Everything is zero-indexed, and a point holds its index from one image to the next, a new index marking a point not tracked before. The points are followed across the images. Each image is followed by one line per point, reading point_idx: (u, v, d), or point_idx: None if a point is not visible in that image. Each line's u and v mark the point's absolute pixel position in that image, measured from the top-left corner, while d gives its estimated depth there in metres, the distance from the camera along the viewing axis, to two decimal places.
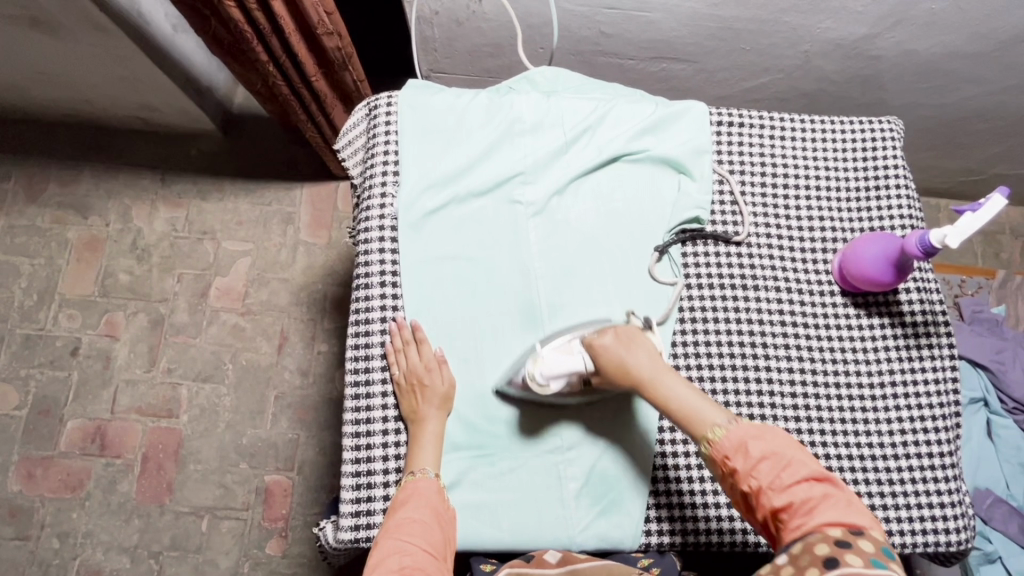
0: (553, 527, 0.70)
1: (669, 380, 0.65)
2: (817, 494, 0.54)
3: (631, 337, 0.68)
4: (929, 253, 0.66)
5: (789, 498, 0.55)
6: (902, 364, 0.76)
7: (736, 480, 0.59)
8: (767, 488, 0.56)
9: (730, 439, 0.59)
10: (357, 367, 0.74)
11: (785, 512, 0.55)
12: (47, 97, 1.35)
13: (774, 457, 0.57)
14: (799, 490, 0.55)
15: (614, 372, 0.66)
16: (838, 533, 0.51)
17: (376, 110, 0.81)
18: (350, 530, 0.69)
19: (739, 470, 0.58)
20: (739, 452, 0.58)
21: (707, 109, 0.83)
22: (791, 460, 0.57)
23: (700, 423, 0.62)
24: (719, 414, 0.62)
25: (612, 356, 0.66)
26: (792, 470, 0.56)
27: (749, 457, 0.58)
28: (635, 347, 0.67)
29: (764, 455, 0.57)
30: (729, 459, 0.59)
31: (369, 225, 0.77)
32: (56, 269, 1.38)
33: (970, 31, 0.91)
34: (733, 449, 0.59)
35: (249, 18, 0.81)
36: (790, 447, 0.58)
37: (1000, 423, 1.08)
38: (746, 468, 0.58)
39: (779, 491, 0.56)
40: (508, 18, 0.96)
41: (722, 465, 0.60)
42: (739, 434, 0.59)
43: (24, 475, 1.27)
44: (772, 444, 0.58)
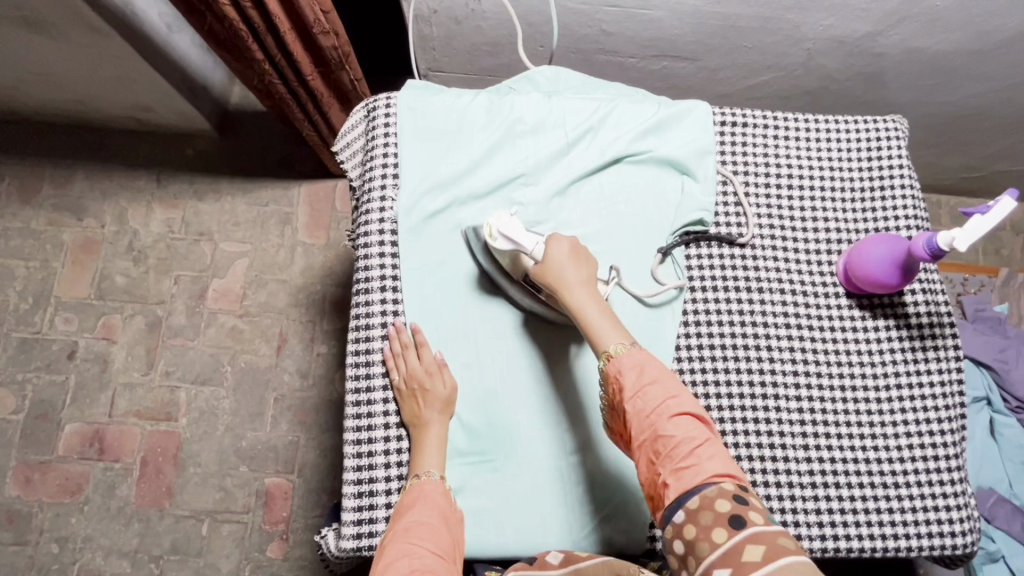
0: (557, 532, 0.69)
1: (595, 297, 0.66)
2: (701, 432, 0.58)
3: (582, 254, 0.69)
4: (936, 255, 0.65)
5: (674, 432, 0.58)
6: (907, 365, 0.75)
7: (620, 400, 0.61)
8: (651, 413, 0.59)
9: (629, 358, 0.62)
10: (358, 374, 0.73)
11: (672, 448, 0.57)
12: (40, 97, 1.33)
13: (664, 391, 0.60)
14: (685, 425, 0.58)
15: (549, 266, 0.67)
16: (730, 485, 0.55)
17: (374, 112, 0.80)
18: (351, 539, 0.68)
19: (625, 392, 0.61)
20: (630, 373, 0.61)
21: (711, 109, 0.82)
22: (676, 393, 0.60)
23: (600, 338, 0.64)
24: (624, 340, 0.64)
25: (557, 253, 0.68)
26: (678, 404, 0.59)
27: (640, 379, 0.61)
28: (581, 263, 0.68)
29: (653, 381, 0.60)
30: (621, 375, 0.62)
31: (369, 229, 0.76)
32: (51, 271, 1.36)
33: (975, 28, 0.90)
34: (627, 367, 0.61)
35: (244, 16, 0.79)
36: (674, 381, 0.61)
37: (1003, 422, 1.07)
38: (633, 389, 0.60)
39: (664, 420, 0.58)
40: (508, 16, 0.95)
41: (612, 380, 0.62)
42: (637, 358, 0.62)
43: (22, 480, 1.26)
44: (664, 379, 0.61)
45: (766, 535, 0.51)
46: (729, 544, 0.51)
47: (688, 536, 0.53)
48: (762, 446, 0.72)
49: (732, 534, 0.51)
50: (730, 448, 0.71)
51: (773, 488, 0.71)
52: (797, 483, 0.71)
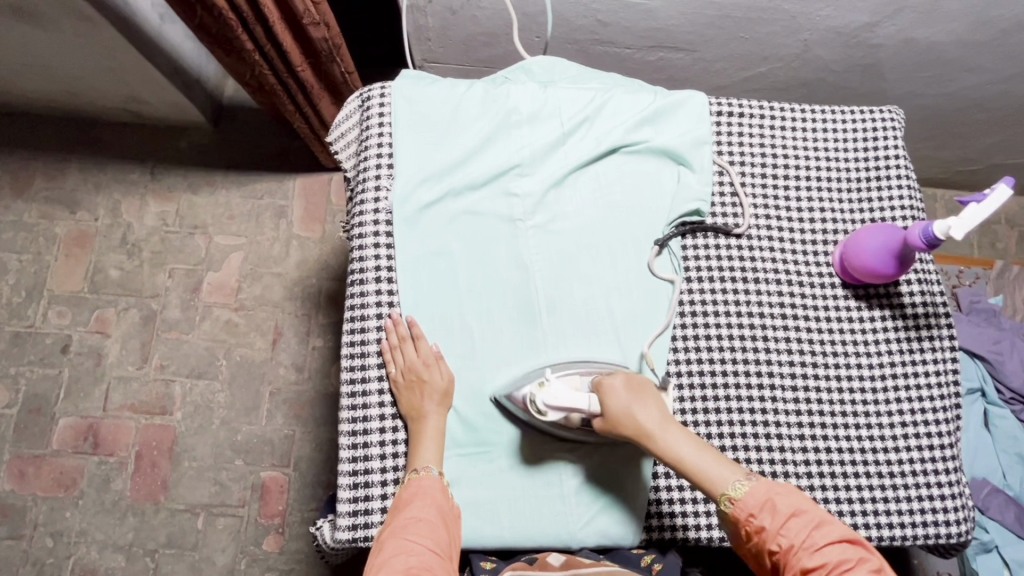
0: (553, 524, 0.69)
1: (680, 432, 0.63)
2: (855, 556, 0.54)
3: (642, 386, 0.65)
4: (932, 244, 0.65)
5: (823, 560, 0.54)
6: (903, 356, 0.75)
7: (761, 539, 0.58)
8: (799, 548, 0.55)
9: (754, 497, 0.58)
10: (353, 365, 0.72)
11: (819, 573, 0.54)
12: (32, 89, 1.32)
13: (803, 516, 0.57)
14: (834, 551, 0.54)
15: (618, 422, 0.63)
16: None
17: (369, 101, 0.79)
18: (347, 530, 0.68)
19: (765, 529, 0.57)
20: (763, 511, 0.58)
21: (707, 99, 0.82)
22: (821, 519, 0.56)
23: (714, 483, 0.60)
24: (734, 473, 0.60)
25: (618, 411, 0.63)
26: (825, 529, 0.56)
27: (777, 514, 0.57)
28: (645, 399, 0.64)
29: (791, 512, 0.57)
30: (754, 517, 0.58)
31: (364, 220, 0.75)
32: (44, 265, 1.35)
33: (971, 18, 0.90)
34: (758, 506, 0.58)
35: (232, 5, 0.78)
36: (815, 506, 0.58)
37: (998, 414, 1.08)
38: (775, 528, 0.57)
39: (811, 552, 0.55)
40: (504, 6, 0.94)
41: (746, 524, 0.58)
42: (757, 495, 0.58)
43: (15, 474, 1.25)
44: (801, 503, 0.57)
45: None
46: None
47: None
48: (757, 436, 0.72)
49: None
50: (726, 439, 0.72)
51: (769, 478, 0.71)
52: (793, 474, 0.71)
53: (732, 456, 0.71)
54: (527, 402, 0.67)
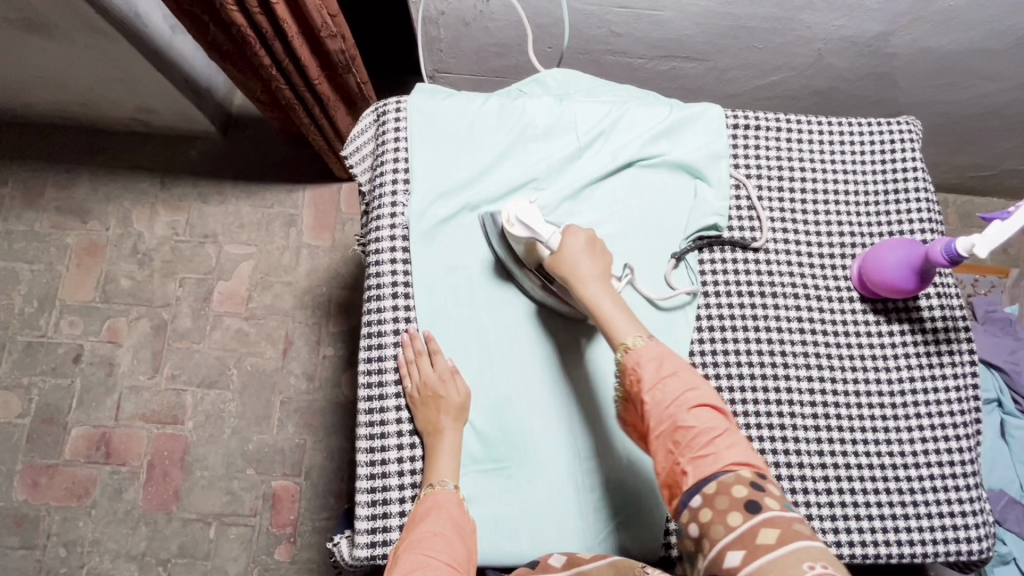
0: (572, 540, 0.68)
1: (610, 290, 0.66)
2: (724, 425, 0.58)
3: (598, 247, 0.68)
4: (954, 261, 0.65)
5: (693, 422, 0.57)
6: (923, 371, 0.75)
7: (638, 391, 0.61)
8: (671, 406, 0.59)
9: (647, 351, 0.62)
10: (370, 382, 0.72)
11: (687, 433, 0.57)
12: (43, 100, 1.32)
13: (681, 378, 0.60)
14: (705, 416, 0.58)
15: (566, 258, 0.67)
16: (749, 474, 0.55)
17: (384, 115, 0.79)
18: (365, 548, 0.68)
19: (643, 386, 0.61)
20: (648, 366, 0.61)
21: (724, 111, 0.81)
22: (696, 385, 0.60)
23: (617, 331, 0.64)
24: (640, 333, 0.64)
25: (570, 247, 0.67)
26: (698, 394, 0.59)
27: (659, 371, 0.61)
28: (596, 256, 0.67)
29: (672, 372, 0.60)
30: (639, 368, 0.62)
31: (380, 236, 0.75)
32: (56, 274, 1.36)
33: (988, 28, 0.90)
34: (645, 360, 0.61)
35: (252, 22, 0.78)
36: (691, 373, 0.61)
37: (1015, 424, 1.06)
38: (652, 381, 0.60)
39: (682, 411, 0.58)
40: (518, 18, 0.94)
41: (630, 372, 0.62)
42: (652, 351, 0.62)
43: (29, 484, 1.26)
44: (681, 368, 0.61)
45: (783, 520, 0.51)
46: (745, 527, 0.51)
47: (703, 520, 0.53)
48: (776, 451, 0.71)
49: (746, 517, 0.51)
50: None
51: (788, 495, 0.70)
52: (813, 490, 0.71)
53: None
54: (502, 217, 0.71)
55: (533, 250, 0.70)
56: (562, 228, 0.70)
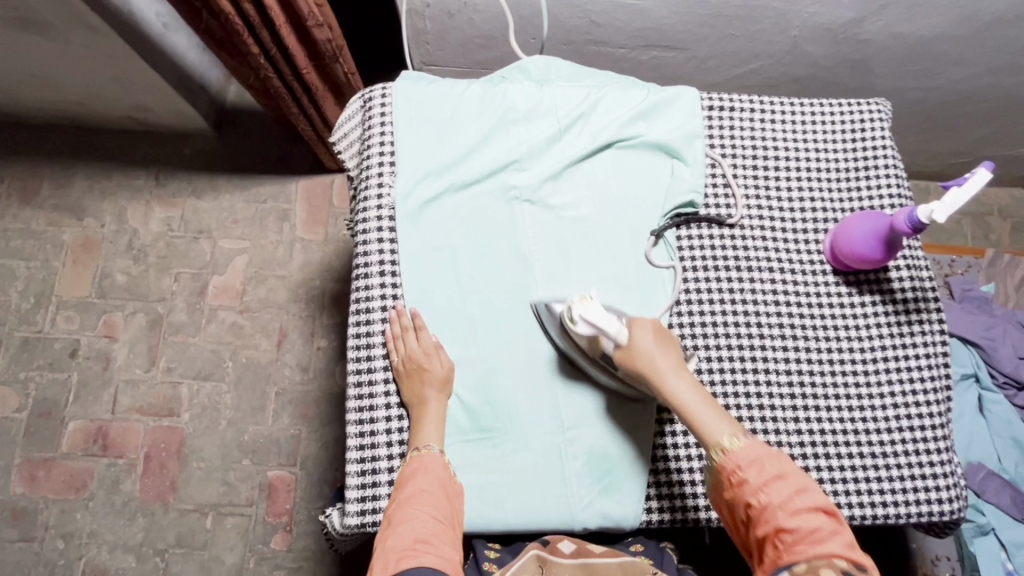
0: (556, 508, 0.70)
1: (693, 382, 0.65)
2: (832, 526, 0.55)
3: (669, 338, 0.68)
4: (916, 229, 0.68)
5: (799, 522, 0.55)
6: (894, 341, 0.77)
7: (741, 491, 0.59)
8: (777, 507, 0.57)
9: (746, 452, 0.60)
10: (359, 357, 0.75)
11: (790, 531, 0.55)
12: (39, 98, 1.35)
13: (787, 479, 0.58)
14: (813, 517, 0.55)
15: (637, 352, 0.66)
16: (845, 565, 0.52)
17: (370, 102, 0.82)
18: (355, 516, 0.70)
19: (747, 487, 0.59)
20: (749, 468, 0.59)
21: (699, 93, 0.84)
22: (806, 486, 0.57)
23: (710, 431, 0.62)
24: (734, 429, 0.62)
25: (635, 344, 0.66)
26: (806, 495, 0.57)
27: (763, 473, 0.59)
28: (670, 347, 0.67)
29: (777, 474, 0.58)
30: (739, 470, 0.60)
31: (367, 217, 0.77)
32: (52, 271, 1.38)
33: (956, 12, 0.93)
34: (747, 461, 0.59)
35: (240, 11, 0.81)
36: (800, 474, 0.59)
37: (992, 399, 1.09)
38: (757, 484, 0.58)
39: (788, 512, 0.56)
40: (500, 9, 0.97)
41: (731, 474, 0.60)
42: (750, 452, 0.60)
43: (26, 477, 1.27)
44: (788, 468, 0.59)
45: None
46: None
47: None
48: (752, 417, 0.74)
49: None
50: None
51: None
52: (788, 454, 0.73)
53: None
54: (563, 313, 0.69)
55: (596, 343, 0.69)
56: (624, 319, 0.69)
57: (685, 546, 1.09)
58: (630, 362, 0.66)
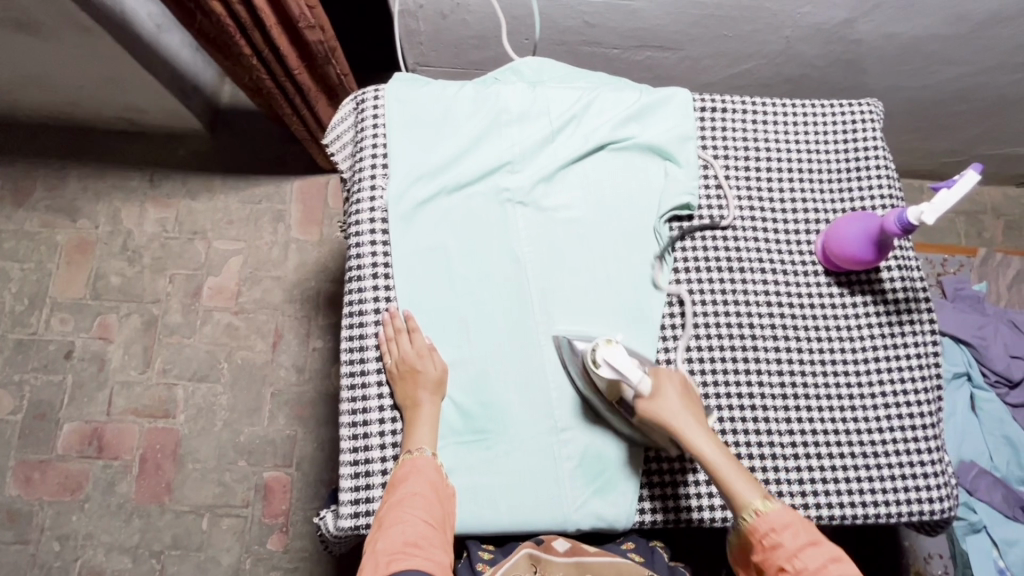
0: (549, 509, 0.70)
1: (717, 440, 0.67)
2: None
3: (690, 392, 0.70)
4: (907, 230, 0.69)
5: None
6: (885, 341, 0.78)
7: (776, 556, 0.62)
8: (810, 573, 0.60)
9: (780, 516, 0.63)
10: (352, 359, 0.75)
11: None
12: (32, 99, 1.34)
13: (820, 547, 0.61)
14: None
15: (662, 403, 0.67)
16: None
17: (363, 104, 0.81)
18: (349, 518, 0.70)
19: (781, 552, 0.62)
20: (782, 534, 0.62)
21: (691, 95, 0.84)
22: (838, 555, 0.61)
23: (739, 490, 0.64)
24: (763, 492, 0.65)
25: (661, 399, 0.68)
26: (839, 564, 0.60)
27: (797, 538, 0.62)
28: (692, 403, 0.69)
29: (810, 542, 0.61)
30: (774, 534, 0.62)
31: (360, 219, 0.77)
32: (46, 273, 1.37)
33: (947, 12, 0.93)
34: (781, 525, 0.62)
35: (231, 12, 0.81)
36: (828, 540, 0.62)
37: (984, 397, 1.10)
38: (792, 550, 0.61)
39: None
40: (492, 10, 0.97)
41: (764, 537, 0.62)
42: (782, 517, 0.63)
43: (21, 479, 1.27)
44: (821, 536, 0.62)
45: None
46: None
47: None
48: (745, 418, 0.74)
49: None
50: (716, 421, 0.74)
51: (757, 460, 0.73)
52: (780, 455, 0.74)
53: (720, 438, 0.73)
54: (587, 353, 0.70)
55: (616, 388, 0.69)
56: (647, 368, 0.71)
57: (679, 545, 1.10)
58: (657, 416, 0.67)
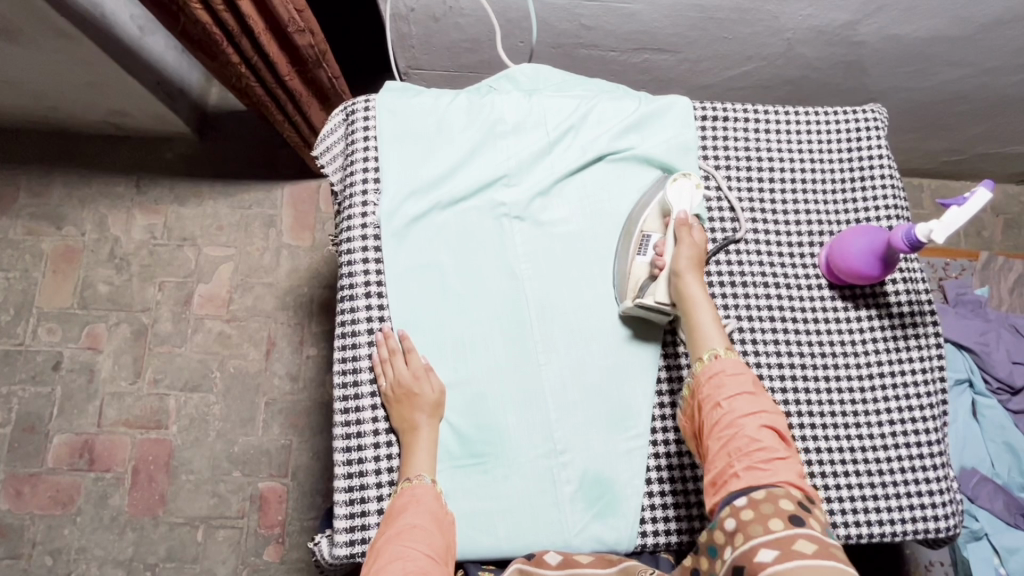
0: (549, 533, 0.69)
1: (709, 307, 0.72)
2: (785, 454, 0.60)
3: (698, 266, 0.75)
4: (915, 247, 0.67)
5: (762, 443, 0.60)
6: (889, 355, 0.76)
7: (713, 401, 0.63)
8: (742, 418, 0.61)
9: (729, 365, 0.65)
10: (345, 382, 0.72)
11: (750, 445, 0.60)
12: (13, 104, 1.30)
13: (756, 401, 0.63)
14: (771, 441, 0.60)
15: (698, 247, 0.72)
16: (798, 494, 0.58)
17: (353, 115, 0.79)
18: (344, 546, 0.69)
19: (719, 391, 0.63)
20: (728, 377, 0.64)
21: (692, 103, 0.82)
22: (772, 413, 0.62)
23: (714, 339, 0.67)
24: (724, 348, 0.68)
25: (689, 242, 0.72)
26: (772, 421, 0.62)
27: (738, 388, 0.63)
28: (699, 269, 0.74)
29: (748, 395, 0.63)
30: (718, 378, 0.64)
31: (352, 236, 0.75)
32: (32, 281, 1.34)
33: (951, 14, 0.91)
34: (725, 374, 0.64)
35: (218, 20, 0.78)
36: (768, 400, 0.64)
37: (985, 403, 1.09)
38: (729, 398, 0.63)
39: (752, 430, 0.61)
40: (485, 13, 0.94)
41: (710, 379, 0.64)
42: (735, 366, 0.65)
43: (12, 494, 1.25)
44: (759, 394, 0.63)
45: (819, 536, 0.53)
46: (784, 531, 0.53)
47: (742, 518, 0.56)
48: None
49: (789, 526, 0.53)
50: None
51: None
52: None
53: None
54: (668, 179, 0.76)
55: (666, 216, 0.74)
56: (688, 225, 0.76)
57: None
58: (679, 249, 0.71)
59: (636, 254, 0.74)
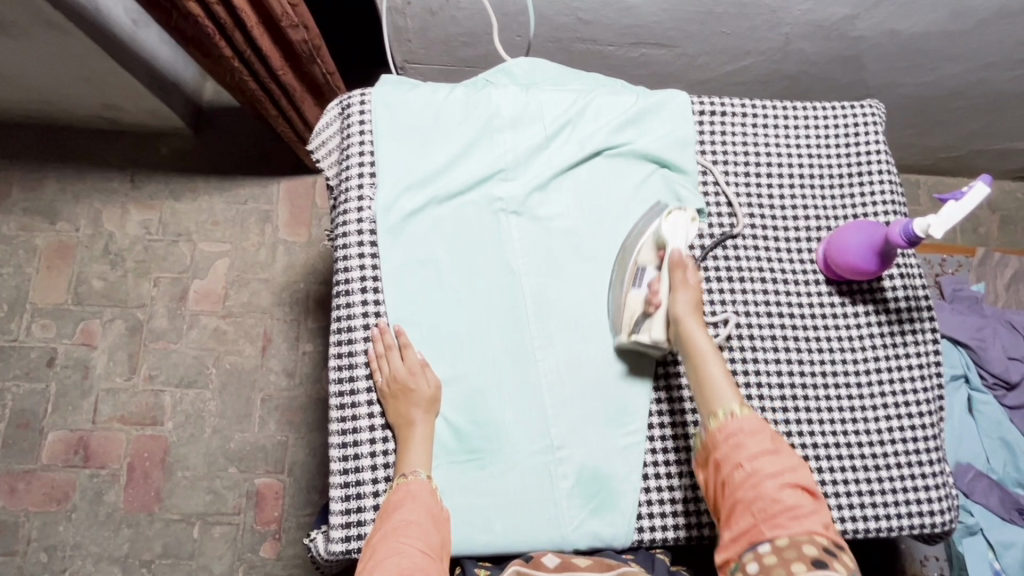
0: (546, 529, 0.69)
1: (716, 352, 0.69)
2: (811, 505, 0.58)
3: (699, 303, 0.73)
4: (912, 241, 0.67)
5: (785, 497, 0.58)
6: (886, 351, 0.76)
7: (733, 460, 0.62)
8: (765, 476, 0.60)
9: (746, 422, 0.63)
10: (341, 377, 0.72)
11: (774, 500, 0.58)
12: (5, 98, 1.29)
13: (778, 456, 0.61)
14: (796, 495, 0.58)
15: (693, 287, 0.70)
16: (824, 540, 0.56)
17: (349, 109, 0.78)
18: (340, 542, 0.68)
19: (739, 452, 0.61)
20: (746, 436, 0.62)
21: (690, 98, 0.81)
22: (795, 467, 0.60)
23: (725, 397, 0.65)
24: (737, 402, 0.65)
25: (690, 286, 0.70)
26: (795, 474, 0.60)
27: (758, 444, 0.61)
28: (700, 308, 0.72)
29: (770, 450, 0.61)
30: (736, 437, 0.62)
31: (347, 231, 0.74)
32: (25, 277, 1.33)
33: (951, 9, 0.91)
34: (744, 431, 0.62)
35: (210, 13, 0.77)
36: (789, 452, 0.62)
37: (981, 399, 1.10)
38: (750, 455, 0.61)
39: (776, 486, 0.59)
40: (483, 6, 0.93)
41: (726, 438, 0.63)
42: (751, 423, 0.63)
43: (6, 491, 1.24)
44: (780, 447, 0.62)
45: None
46: None
47: (766, 563, 0.56)
48: None
49: (811, 568, 0.53)
50: None
51: None
52: None
53: None
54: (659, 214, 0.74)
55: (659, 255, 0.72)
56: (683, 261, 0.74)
57: None
58: (677, 296, 0.69)
59: (631, 286, 0.73)
